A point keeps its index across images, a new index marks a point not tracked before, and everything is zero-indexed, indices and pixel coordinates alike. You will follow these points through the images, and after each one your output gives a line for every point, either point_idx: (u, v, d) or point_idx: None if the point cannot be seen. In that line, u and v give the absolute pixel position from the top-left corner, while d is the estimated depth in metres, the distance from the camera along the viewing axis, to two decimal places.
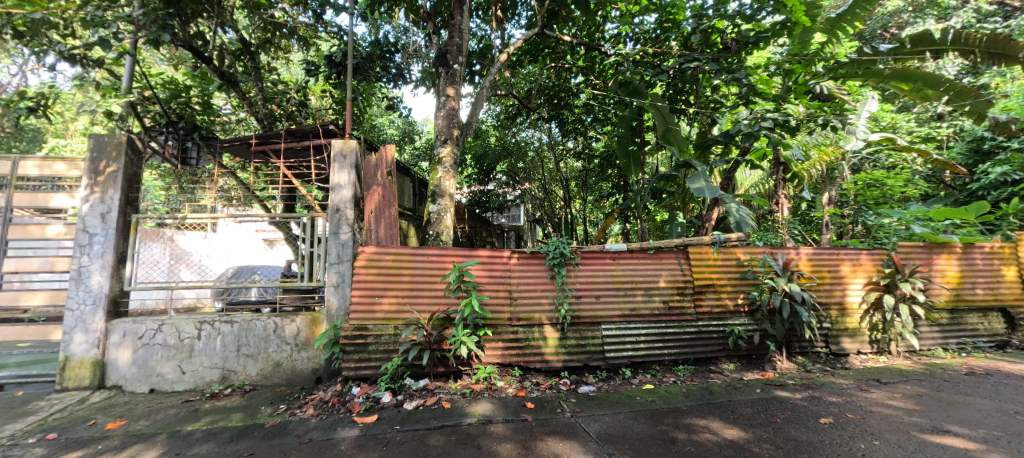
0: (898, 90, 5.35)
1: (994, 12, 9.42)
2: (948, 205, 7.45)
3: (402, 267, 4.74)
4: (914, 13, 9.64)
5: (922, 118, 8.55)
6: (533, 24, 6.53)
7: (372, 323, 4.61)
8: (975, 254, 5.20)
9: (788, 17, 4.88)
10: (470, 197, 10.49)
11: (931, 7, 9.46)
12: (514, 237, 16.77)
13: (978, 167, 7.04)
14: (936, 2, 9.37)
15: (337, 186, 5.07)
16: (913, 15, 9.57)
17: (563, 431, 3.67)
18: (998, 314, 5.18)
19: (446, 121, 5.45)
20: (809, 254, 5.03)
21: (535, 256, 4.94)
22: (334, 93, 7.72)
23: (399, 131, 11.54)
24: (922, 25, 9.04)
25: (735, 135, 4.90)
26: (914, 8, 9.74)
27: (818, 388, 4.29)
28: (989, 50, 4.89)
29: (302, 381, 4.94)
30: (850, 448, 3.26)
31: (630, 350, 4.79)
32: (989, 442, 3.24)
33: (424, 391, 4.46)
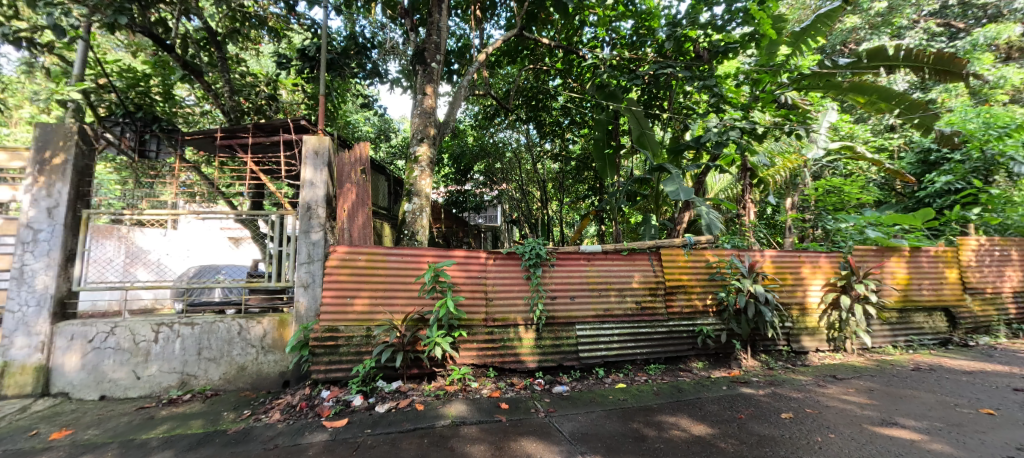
0: (855, 102, 5.68)
1: (941, 32, 10.10)
2: (899, 211, 7.95)
3: (377, 267, 4.64)
4: (870, 30, 10.21)
5: (877, 129, 9.06)
6: (512, 26, 6.55)
7: (344, 325, 4.51)
8: (922, 257, 5.57)
9: (756, 29, 5.10)
10: (448, 197, 10.85)
11: (885, 26, 10.06)
12: (491, 238, 16.80)
13: (926, 176, 7.54)
14: (890, 21, 9.97)
15: (308, 183, 4.92)
16: (869, 32, 10.14)
17: (536, 431, 3.69)
18: (941, 314, 5.57)
19: (423, 119, 5.38)
20: (772, 256, 5.26)
21: (511, 256, 4.95)
22: (306, 87, 7.50)
23: (375, 129, 11.35)
24: (878, 42, 9.60)
25: (705, 142, 5.07)
26: (871, 25, 10.30)
27: (780, 384, 4.49)
28: (936, 67, 5.27)
29: (268, 385, 4.77)
30: (808, 441, 3.43)
31: (603, 350, 4.87)
32: (932, 433, 3.48)
33: (396, 394, 4.39)
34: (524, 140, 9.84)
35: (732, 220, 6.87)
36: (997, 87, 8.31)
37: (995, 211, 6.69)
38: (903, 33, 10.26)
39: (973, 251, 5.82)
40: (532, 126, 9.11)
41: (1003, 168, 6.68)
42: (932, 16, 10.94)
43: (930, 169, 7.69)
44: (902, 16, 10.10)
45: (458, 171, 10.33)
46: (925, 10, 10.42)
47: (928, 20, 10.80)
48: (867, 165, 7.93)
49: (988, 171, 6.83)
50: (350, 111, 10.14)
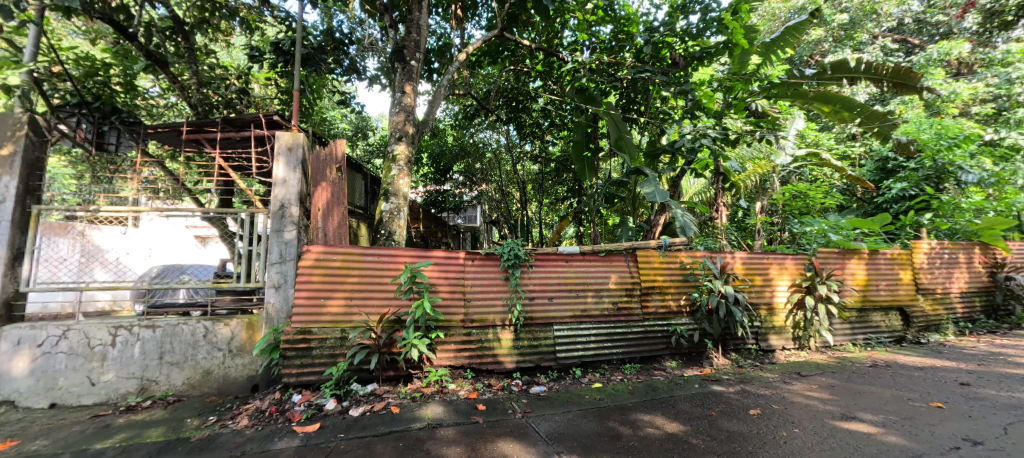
0: (820, 111, 5.94)
1: (897, 49, 10.75)
2: (859, 215, 8.39)
3: (352, 267, 4.54)
4: (834, 43, 10.74)
5: (841, 137, 9.53)
6: (493, 26, 6.56)
7: (317, 327, 4.39)
8: (880, 260, 5.88)
9: (729, 39, 5.29)
10: (426, 196, 10.72)
11: (848, 39, 10.61)
12: (470, 238, 16.80)
13: (884, 183, 7.98)
14: (852, 36, 10.52)
15: (281, 181, 4.78)
16: (833, 45, 10.67)
17: (513, 432, 3.69)
18: (896, 313, 5.90)
19: (401, 117, 5.31)
20: (743, 258, 5.46)
21: (489, 257, 4.95)
22: (280, 82, 7.29)
23: (352, 126, 11.15)
24: (841, 55, 10.11)
25: (681, 148, 5.22)
26: (835, 38, 10.83)
27: (749, 382, 4.65)
28: (894, 80, 5.55)
29: (236, 390, 4.59)
30: (774, 436, 3.57)
31: (580, 350, 4.92)
32: (888, 426, 3.68)
33: (371, 396, 4.31)
34: (504, 141, 9.83)
35: (704, 222, 7.08)
36: (948, 101, 8.89)
37: (945, 216, 7.14)
38: (863, 48, 10.86)
39: (925, 254, 6.20)
40: (512, 127, 9.14)
41: (952, 176, 7.16)
42: (890, 32, 11.62)
43: (887, 176, 8.14)
44: (863, 31, 10.69)
45: (437, 171, 10.27)
46: (883, 26, 11.06)
47: (886, 36, 11.46)
48: (831, 171, 8.32)
49: (939, 178, 7.30)
50: (326, 107, 9.90)
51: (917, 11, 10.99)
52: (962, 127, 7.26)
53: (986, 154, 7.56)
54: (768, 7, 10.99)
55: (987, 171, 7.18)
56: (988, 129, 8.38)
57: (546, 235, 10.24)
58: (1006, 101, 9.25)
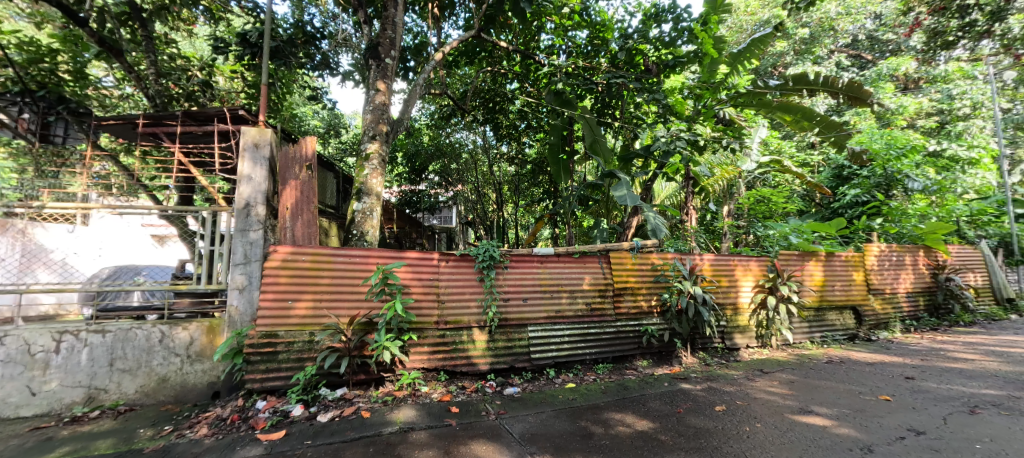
0: (783, 120, 6.19)
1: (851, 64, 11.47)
2: (817, 220, 8.86)
3: (322, 268, 4.41)
4: (796, 56, 11.36)
5: (801, 145, 10.05)
6: (470, 27, 6.54)
7: (284, 330, 4.24)
8: (835, 262, 6.23)
9: (699, 49, 5.50)
10: (400, 196, 10.70)
11: (808, 53, 11.24)
12: (445, 239, 16.72)
13: (840, 189, 8.50)
14: (812, 50, 11.16)
15: (246, 178, 4.58)
16: (795, 58, 11.29)
17: (486, 434, 3.68)
18: (850, 312, 6.26)
19: (375, 116, 5.21)
20: (710, 260, 5.67)
21: (464, 258, 4.93)
22: (247, 75, 7.06)
23: (323, 123, 10.86)
24: (802, 67, 10.70)
25: (654, 151, 5.36)
26: (796, 51, 11.45)
27: (715, 379, 4.82)
28: (848, 93, 5.84)
29: (194, 398, 4.36)
30: (738, 431, 3.71)
31: (554, 350, 4.97)
32: (841, 418, 3.90)
33: (341, 401, 4.20)
34: (480, 142, 9.78)
35: (675, 225, 7.29)
36: (897, 113, 9.55)
37: (894, 221, 7.64)
38: (822, 62, 11.50)
39: (876, 256, 6.62)
40: (488, 128, 9.12)
41: (900, 184, 7.73)
42: (846, 48, 12.39)
43: (843, 183, 8.67)
44: (822, 46, 11.32)
45: (412, 171, 10.16)
46: (840, 43, 11.76)
47: (842, 51, 12.18)
48: (792, 177, 8.76)
49: (888, 186, 7.85)
50: (296, 102, 9.62)
51: (870, 28, 11.74)
52: (909, 138, 7.91)
53: (929, 164, 8.18)
54: (735, 19, 11.50)
55: (930, 180, 7.76)
56: (932, 141, 9.05)
57: (522, 236, 10.28)
58: (947, 116, 10.14)
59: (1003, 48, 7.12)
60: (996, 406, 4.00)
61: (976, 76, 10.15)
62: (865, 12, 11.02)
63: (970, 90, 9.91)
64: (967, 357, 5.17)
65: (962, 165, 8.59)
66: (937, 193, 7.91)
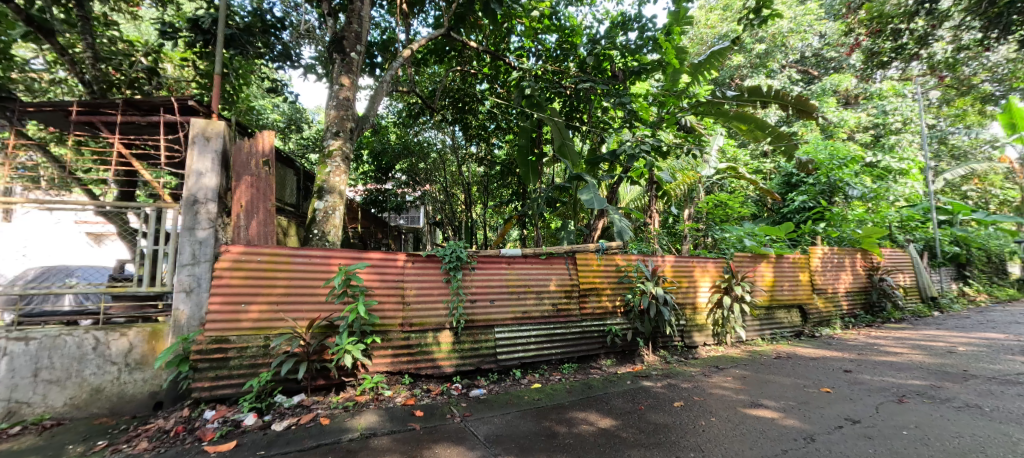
0: (739, 129, 6.46)
1: (800, 79, 12.33)
2: (768, 224, 9.42)
3: (279, 269, 4.21)
4: (751, 69, 12.10)
5: (755, 154, 10.69)
6: (440, 25, 6.46)
7: (236, 335, 4.01)
8: (784, 264, 6.65)
9: (663, 57, 5.74)
10: (365, 195, 10.35)
11: (761, 67, 11.99)
12: (412, 239, 16.49)
13: (788, 195, 9.13)
14: (765, 64, 11.92)
15: (195, 173, 4.29)
16: (750, 71, 12.01)
17: (451, 436, 3.63)
18: (797, 310, 6.70)
19: (339, 111, 5.04)
20: (672, 261, 5.90)
21: (431, 259, 4.86)
22: (199, 63, 6.65)
23: (283, 117, 10.41)
24: (757, 81, 11.41)
25: (620, 155, 5.56)
26: (751, 64, 12.19)
27: (674, 376, 5.01)
28: (796, 107, 6.17)
29: (133, 410, 4.02)
30: (694, 425, 3.88)
31: (520, 351, 4.99)
32: (787, 410, 4.15)
33: (298, 408, 4.01)
34: (449, 142, 9.69)
35: (638, 228, 7.51)
36: (838, 126, 10.38)
37: (835, 226, 8.27)
38: (775, 75, 12.28)
39: (819, 258, 7.12)
40: (458, 128, 9.06)
41: (841, 192, 8.41)
42: (796, 63, 13.30)
43: (792, 189, 9.31)
44: (775, 61, 12.09)
45: (378, 169, 9.94)
46: (790, 58, 12.59)
47: (793, 66, 13.06)
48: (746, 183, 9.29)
49: (831, 193, 8.49)
50: (253, 94, 9.15)
51: (816, 47, 12.69)
52: (849, 149, 8.61)
53: (866, 173, 8.92)
54: (697, 32, 12.10)
55: (867, 188, 8.44)
56: (869, 152, 9.84)
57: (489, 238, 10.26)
58: (882, 129, 11.08)
59: (929, 70, 7.86)
60: (920, 395, 4.40)
61: (906, 94, 11.14)
62: (812, 30, 11.85)
63: (901, 107, 10.98)
64: (897, 351, 5.65)
65: (895, 175, 9.39)
66: (873, 200, 8.60)
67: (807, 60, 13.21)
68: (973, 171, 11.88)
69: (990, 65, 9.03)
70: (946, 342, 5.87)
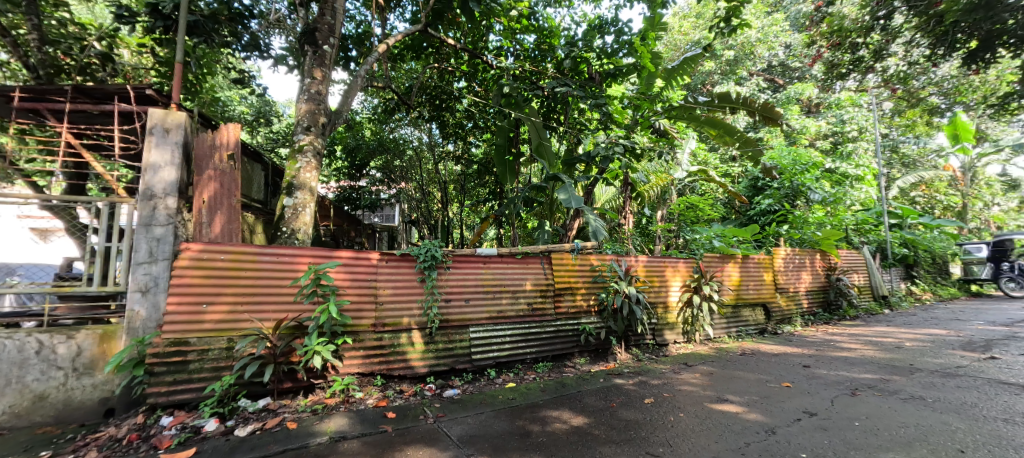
0: (710, 134, 6.65)
1: (766, 88, 12.89)
2: (735, 225, 9.81)
3: (244, 268, 4.03)
4: (721, 76, 12.55)
5: (725, 158, 11.10)
6: (417, 20, 6.36)
7: (197, 337, 3.82)
8: (750, 264, 6.92)
9: (638, 61, 5.87)
10: (339, 192, 10.14)
11: (731, 74, 12.47)
12: (386, 238, 16.22)
13: (755, 198, 9.54)
14: (734, 71, 12.40)
15: (153, 166, 4.06)
16: (720, 77, 12.48)
17: (424, 438, 3.58)
18: (762, 309, 6.99)
19: (311, 105, 4.88)
20: (644, 261, 6.04)
21: (405, 258, 4.78)
22: (158, 50, 6.29)
23: (251, 110, 10.03)
24: (726, 87, 11.86)
25: (595, 156, 5.66)
26: (721, 71, 12.66)
27: (645, 373, 5.12)
28: (762, 114, 6.38)
29: (81, 418, 3.76)
30: (664, 421, 3.98)
31: (495, 351, 4.98)
32: (750, 405, 4.32)
33: (263, 413, 3.86)
34: (426, 140, 9.57)
35: (613, 228, 7.65)
36: (801, 133, 10.91)
37: (797, 228, 8.68)
38: (744, 82, 12.77)
39: (782, 259, 7.46)
40: (435, 126, 8.97)
41: (803, 195, 8.83)
42: (763, 72, 13.89)
43: (758, 193, 9.71)
44: (743, 68, 12.58)
45: (352, 166, 9.73)
46: (757, 67, 13.12)
47: (760, 74, 13.62)
48: (716, 187, 9.64)
49: (794, 196, 8.91)
50: (218, 85, 8.75)
51: (781, 57, 13.29)
52: (810, 156, 9.07)
53: (826, 178, 9.41)
54: (671, 38, 12.46)
55: (827, 193, 8.91)
56: (828, 159, 10.39)
57: (466, 237, 10.21)
58: (840, 137, 11.72)
59: (883, 82, 8.35)
60: (871, 388, 4.68)
61: (862, 104, 11.81)
62: (777, 41, 12.40)
63: (857, 116, 11.65)
64: (851, 347, 5.99)
65: (851, 181, 9.94)
66: (832, 204, 9.07)
67: (774, 69, 13.81)
68: (921, 178, 12.71)
69: (936, 80, 9.67)
70: (895, 338, 6.26)
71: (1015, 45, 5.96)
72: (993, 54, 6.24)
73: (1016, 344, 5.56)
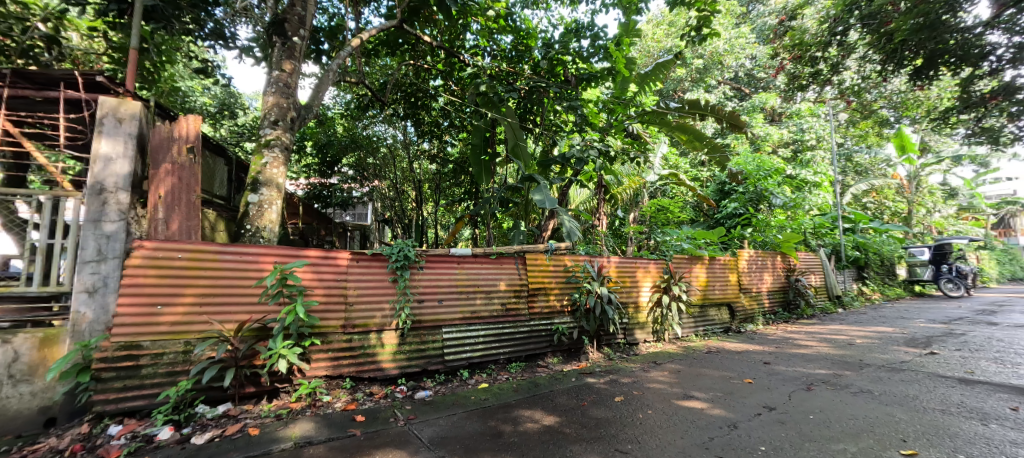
0: (681, 139, 6.83)
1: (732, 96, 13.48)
2: (703, 228, 10.18)
3: (204, 267, 3.82)
4: (692, 83, 13.02)
5: (694, 162, 11.49)
6: (393, 16, 6.24)
7: (150, 340, 3.59)
8: (716, 266, 7.18)
9: (613, 66, 5.99)
10: (308, 189, 10.00)
11: (701, 81, 12.94)
12: (358, 237, 15.91)
13: (722, 202, 9.94)
14: (703, 79, 12.88)
15: (103, 158, 3.80)
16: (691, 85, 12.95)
17: (394, 441, 3.51)
18: (727, 308, 7.27)
19: (279, 98, 4.69)
20: (616, 262, 6.15)
21: (377, 257, 4.67)
22: (111, 34, 5.89)
23: (214, 101, 9.56)
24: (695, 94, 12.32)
25: (570, 158, 5.74)
26: (692, 79, 13.11)
27: (616, 372, 5.22)
28: (728, 121, 6.61)
29: (17, 429, 3.46)
30: (632, 418, 4.07)
31: (468, 352, 4.95)
32: (715, 401, 4.48)
33: (223, 419, 3.68)
34: (401, 138, 9.41)
35: (587, 229, 7.78)
36: (763, 140, 11.43)
37: (760, 232, 9.09)
38: (712, 90, 13.27)
39: (746, 260, 7.78)
40: (410, 123, 8.85)
41: (766, 200, 9.26)
42: (730, 80, 14.47)
43: (725, 196, 10.11)
44: (712, 77, 13.04)
45: (323, 163, 9.47)
46: (725, 76, 13.63)
47: (728, 83, 14.19)
48: (686, 190, 9.98)
49: (758, 201, 9.33)
50: (179, 74, 8.30)
51: (747, 67, 13.89)
52: (773, 162, 9.51)
53: (787, 184, 9.89)
54: (645, 44, 12.77)
55: (788, 198, 9.38)
56: (790, 166, 10.92)
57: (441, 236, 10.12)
58: (799, 145, 12.35)
59: (839, 95, 8.85)
60: (825, 382, 4.95)
61: (819, 115, 12.50)
62: (744, 52, 12.94)
63: (815, 126, 12.33)
64: (808, 344, 6.31)
65: (810, 187, 10.49)
66: (792, 209, 9.54)
67: (741, 79, 14.40)
68: (871, 185, 13.55)
69: (886, 94, 10.31)
70: (847, 335, 6.64)
71: (955, 64, 6.43)
72: (936, 71, 6.72)
73: (952, 340, 6.01)
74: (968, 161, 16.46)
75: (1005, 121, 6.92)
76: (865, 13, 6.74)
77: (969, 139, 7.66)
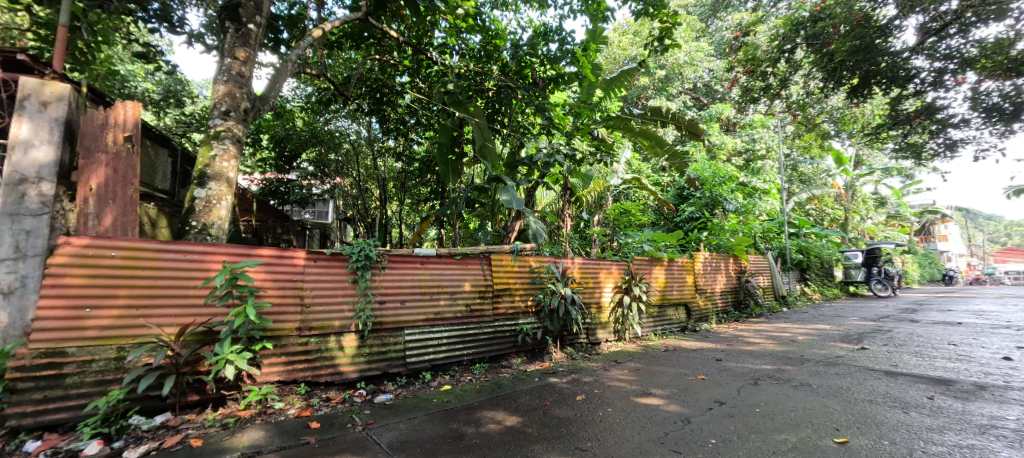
0: (643, 145, 7.02)
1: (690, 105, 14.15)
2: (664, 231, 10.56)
3: (142, 267, 3.51)
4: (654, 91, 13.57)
5: (655, 168, 11.93)
6: (358, 8, 6.03)
7: (77, 346, 3.27)
8: (674, 268, 7.48)
9: (579, 71, 6.10)
10: (264, 186, 9.61)
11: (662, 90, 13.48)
12: (317, 236, 15.33)
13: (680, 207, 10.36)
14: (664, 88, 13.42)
15: (22, 143, 3.40)
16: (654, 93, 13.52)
17: (351, 447, 3.37)
18: (684, 308, 7.59)
19: (232, 87, 4.40)
20: (580, 263, 6.25)
21: (336, 257, 4.46)
22: (37, 8, 5.32)
23: (158, 87, 8.89)
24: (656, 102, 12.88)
25: (537, 161, 5.79)
26: (654, 87, 13.62)
27: (578, 371, 5.30)
28: (687, 129, 6.86)
29: None
30: (593, 416, 4.14)
31: (431, 353, 4.86)
32: (670, 397, 4.65)
33: (161, 430, 3.40)
34: (364, 134, 9.10)
35: (553, 231, 7.89)
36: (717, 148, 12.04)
37: (715, 235, 9.56)
38: (672, 99, 13.85)
39: (702, 262, 8.15)
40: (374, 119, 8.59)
41: (720, 205, 9.75)
42: (689, 90, 15.15)
43: (683, 201, 10.55)
44: (673, 86, 13.61)
45: (280, 157, 9.03)
46: (684, 86, 14.24)
47: (687, 93, 14.82)
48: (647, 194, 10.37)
49: (713, 206, 9.80)
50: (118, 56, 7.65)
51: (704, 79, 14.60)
52: (727, 170, 10.08)
53: (739, 191, 10.46)
54: (610, 52, 13.13)
55: (739, 204, 9.92)
56: (742, 173, 11.59)
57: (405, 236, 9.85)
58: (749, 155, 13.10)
59: (786, 108, 9.46)
60: (770, 377, 5.28)
61: (767, 126, 13.33)
62: (702, 64, 13.58)
63: (763, 137, 13.13)
64: (756, 341, 6.70)
65: (760, 193, 11.16)
66: (743, 214, 10.11)
67: (699, 89, 15.08)
68: (812, 193, 14.59)
69: (828, 109, 11.14)
70: (791, 333, 7.10)
71: (886, 85, 7.06)
72: (870, 90, 7.33)
73: (882, 337, 6.56)
74: (895, 173, 18.05)
75: (926, 138, 7.66)
76: (809, 34, 7.24)
77: (897, 154, 8.41)
